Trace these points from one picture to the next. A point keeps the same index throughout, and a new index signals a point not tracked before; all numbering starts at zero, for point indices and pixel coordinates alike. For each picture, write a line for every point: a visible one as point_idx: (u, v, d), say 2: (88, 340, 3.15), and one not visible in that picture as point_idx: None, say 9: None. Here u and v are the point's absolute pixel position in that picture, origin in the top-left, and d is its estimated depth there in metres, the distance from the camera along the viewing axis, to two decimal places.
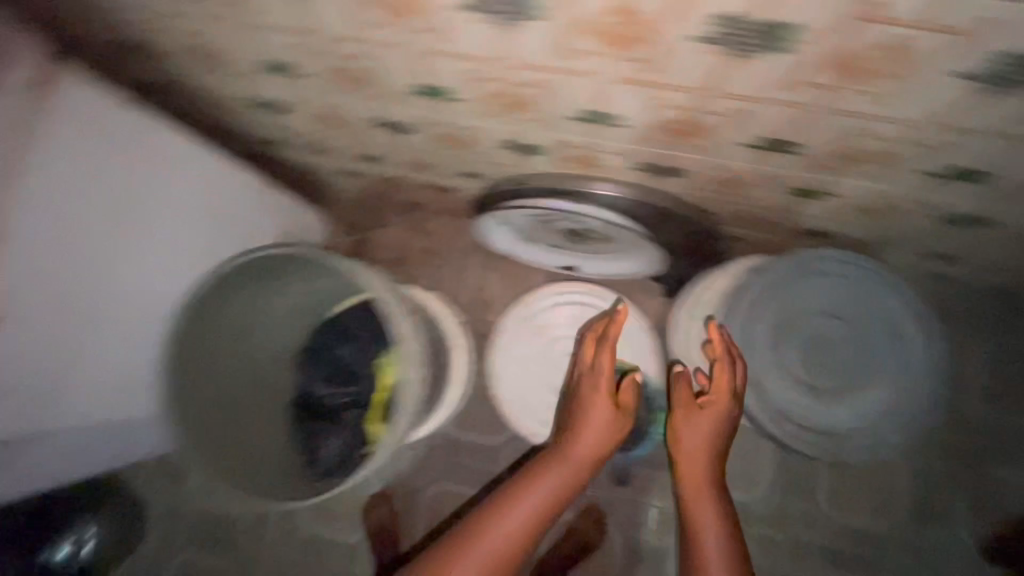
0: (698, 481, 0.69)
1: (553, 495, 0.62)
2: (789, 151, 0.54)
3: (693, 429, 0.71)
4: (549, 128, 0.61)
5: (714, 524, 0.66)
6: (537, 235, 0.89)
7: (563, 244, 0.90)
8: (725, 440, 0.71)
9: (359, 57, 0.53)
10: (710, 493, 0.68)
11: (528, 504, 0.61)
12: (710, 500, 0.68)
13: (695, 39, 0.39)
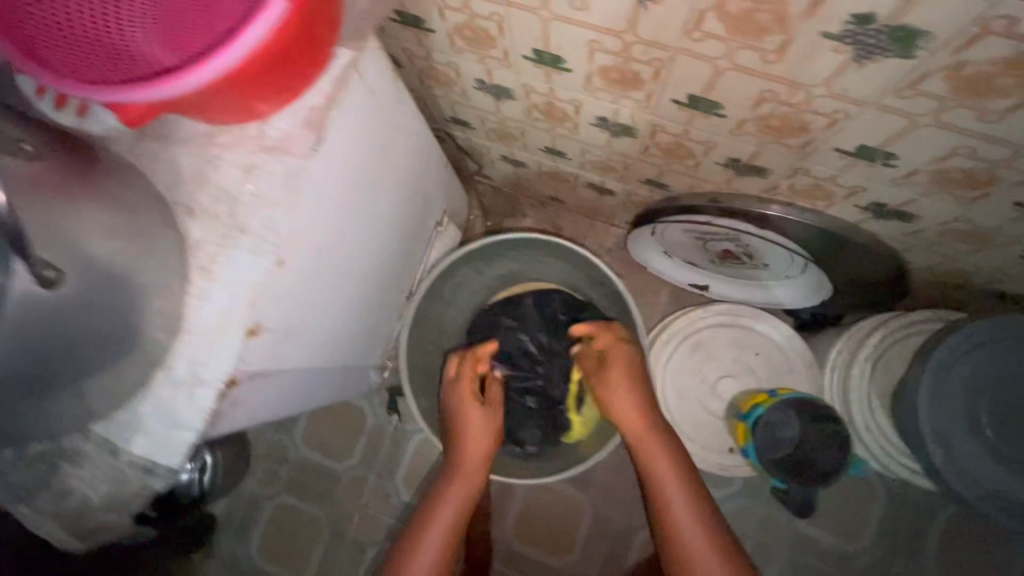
0: (638, 432, 0.71)
1: (468, 491, 0.72)
2: (883, 162, 0.57)
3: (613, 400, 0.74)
4: (649, 110, 0.64)
5: (674, 480, 0.66)
6: (695, 250, 1.04)
7: (715, 259, 1.04)
8: (641, 400, 0.73)
9: (493, 18, 0.57)
10: (656, 440, 0.70)
11: (451, 488, 0.72)
12: (655, 442, 0.69)
13: (829, 37, 0.42)
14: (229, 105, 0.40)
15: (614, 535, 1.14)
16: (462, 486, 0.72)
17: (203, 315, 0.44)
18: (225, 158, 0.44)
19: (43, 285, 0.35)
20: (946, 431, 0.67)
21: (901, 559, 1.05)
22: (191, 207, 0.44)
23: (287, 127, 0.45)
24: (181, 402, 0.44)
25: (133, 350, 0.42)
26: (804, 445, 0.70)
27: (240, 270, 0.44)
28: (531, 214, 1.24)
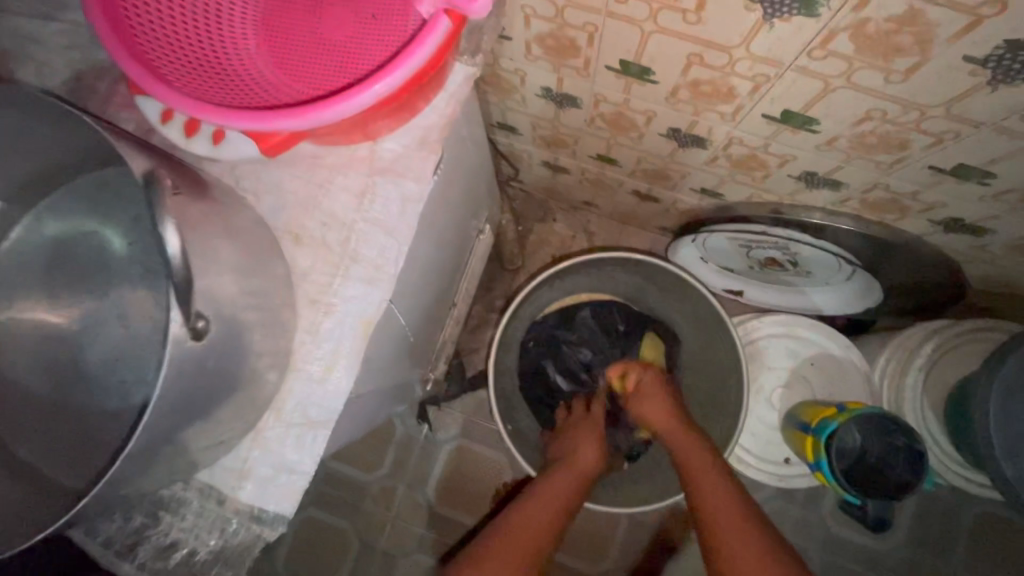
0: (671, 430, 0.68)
1: (563, 492, 0.64)
2: (976, 181, 0.56)
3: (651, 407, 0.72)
4: (730, 123, 0.63)
5: (720, 484, 0.60)
6: (740, 259, 1.03)
7: (761, 268, 1.03)
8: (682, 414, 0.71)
9: (585, 28, 0.55)
10: (698, 445, 0.66)
11: (539, 498, 0.62)
12: (698, 445, 0.66)
13: (970, 61, 0.41)
14: (352, 129, 0.38)
15: (650, 541, 1.14)
16: (550, 495, 0.63)
17: (315, 352, 0.41)
18: (337, 183, 0.41)
19: (193, 337, 0.32)
20: (1014, 444, 0.68)
21: (931, 559, 1.07)
22: (299, 235, 0.41)
23: (402, 147, 0.42)
24: (291, 446, 0.41)
25: (249, 397, 0.38)
26: (870, 455, 0.70)
27: (351, 303, 0.41)
28: (562, 218, 1.22)
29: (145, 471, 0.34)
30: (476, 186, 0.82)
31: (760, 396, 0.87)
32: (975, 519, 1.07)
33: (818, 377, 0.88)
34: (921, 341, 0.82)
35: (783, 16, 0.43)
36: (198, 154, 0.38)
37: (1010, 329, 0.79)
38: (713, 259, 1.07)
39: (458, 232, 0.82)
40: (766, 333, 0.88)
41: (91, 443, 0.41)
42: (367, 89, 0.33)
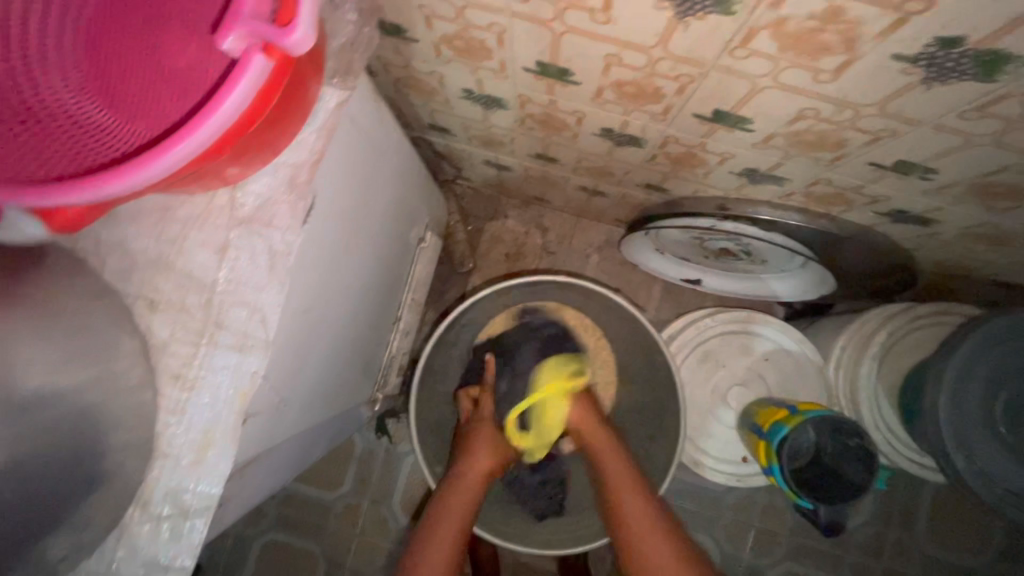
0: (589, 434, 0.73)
1: (473, 497, 0.66)
2: (917, 175, 0.53)
3: (571, 411, 0.75)
4: (661, 122, 0.58)
5: (636, 497, 0.65)
6: (694, 251, 1.00)
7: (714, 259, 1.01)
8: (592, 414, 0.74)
9: (492, 29, 0.49)
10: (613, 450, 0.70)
11: (450, 505, 0.64)
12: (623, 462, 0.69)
13: (901, 59, 0.37)
14: (189, 178, 0.32)
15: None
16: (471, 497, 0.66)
17: (180, 434, 0.36)
18: (192, 239, 0.36)
19: None
20: (963, 429, 0.67)
21: (893, 533, 1.09)
22: (153, 300, 0.36)
23: (267, 191, 0.36)
24: (166, 541, 0.36)
25: (106, 497, 0.33)
26: (824, 455, 0.69)
27: (219, 375, 0.36)
28: (514, 214, 1.16)
29: None
30: (409, 187, 0.76)
31: (717, 395, 0.86)
32: (933, 491, 1.09)
33: (772, 373, 0.87)
34: (874, 331, 0.80)
35: (697, 14, 0.38)
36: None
37: (964, 313, 0.77)
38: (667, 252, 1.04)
39: (396, 239, 0.76)
40: (718, 331, 0.87)
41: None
42: (170, 150, 0.26)
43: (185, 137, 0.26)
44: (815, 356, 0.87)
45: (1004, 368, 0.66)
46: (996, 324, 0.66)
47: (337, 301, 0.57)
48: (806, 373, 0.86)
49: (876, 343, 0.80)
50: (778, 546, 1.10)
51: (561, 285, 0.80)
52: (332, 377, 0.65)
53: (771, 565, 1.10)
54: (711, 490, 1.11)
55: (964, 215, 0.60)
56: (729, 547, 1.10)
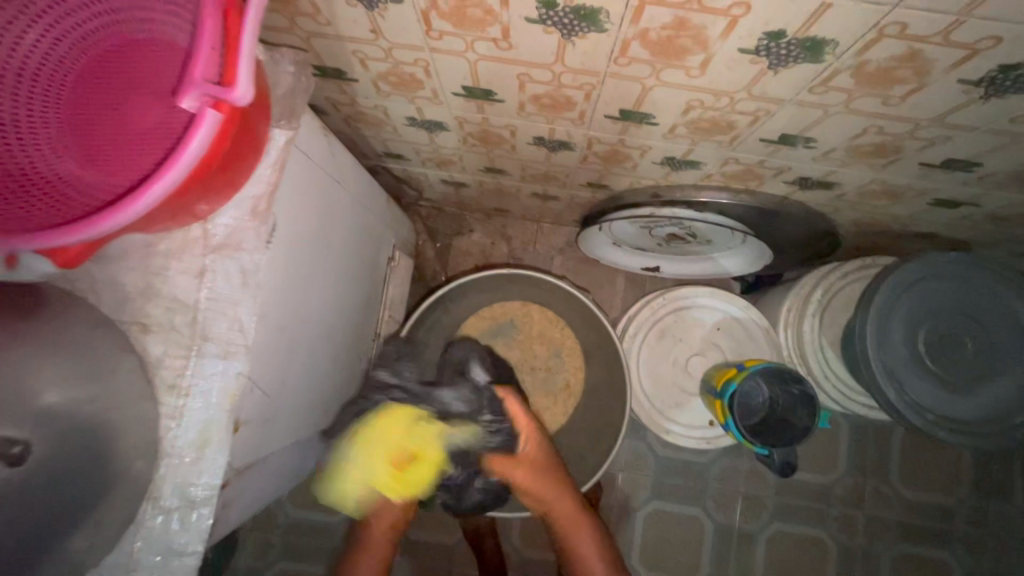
0: (560, 511, 0.72)
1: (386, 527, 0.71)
2: (802, 146, 0.61)
3: (543, 489, 0.72)
4: (583, 126, 0.66)
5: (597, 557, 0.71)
6: (646, 242, 1.08)
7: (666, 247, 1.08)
8: (562, 479, 0.73)
9: (418, 63, 0.57)
10: (584, 521, 0.73)
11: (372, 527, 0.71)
12: (573, 513, 0.72)
13: (746, 52, 0.45)
14: (167, 215, 0.38)
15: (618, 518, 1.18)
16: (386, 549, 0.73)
17: (181, 436, 0.42)
18: (173, 268, 0.42)
19: (9, 464, 0.33)
20: (892, 366, 0.74)
21: (870, 482, 1.15)
22: (145, 324, 0.42)
23: (234, 221, 0.43)
24: (176, 531, 0.41)
25: (117, 496, 0.39)
26: (778, 406, 0.76)
27: (210, 381, 0.42)
28: (479, 227, 1.24)
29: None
30: (373, 211, 0.83)
31: (678, 366, 0.93)
32: (901, 436, 1.16)
33: (727, 341, 0.95)
34: (810, 291, 0.88)
35: (579, 33, 0.46)
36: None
37: (886, 263, 0.85)
38: (622, 245, 1.11)
39: (366, 260, 0.82)
40: (670, 309, 0.95)
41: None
42: (143, 195, 0.32)
43: (154, 184, 0.32)
44: (762, 320, 0.95)
45: (917, 306, 0.74)
46: (907, 268, 0.74)
47: (312, 317, 0.63)
48: (756, 338, 0.94)
49: (815, 303, 0.87)
50: (766, 508, 1.15)
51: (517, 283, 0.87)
52: (317, 391, 0.70)
53: (761, 527, 1.15)
54: (696, 463, 1.16)
55: (858, 175, 0.68)
56: (719, 514, 1.15)
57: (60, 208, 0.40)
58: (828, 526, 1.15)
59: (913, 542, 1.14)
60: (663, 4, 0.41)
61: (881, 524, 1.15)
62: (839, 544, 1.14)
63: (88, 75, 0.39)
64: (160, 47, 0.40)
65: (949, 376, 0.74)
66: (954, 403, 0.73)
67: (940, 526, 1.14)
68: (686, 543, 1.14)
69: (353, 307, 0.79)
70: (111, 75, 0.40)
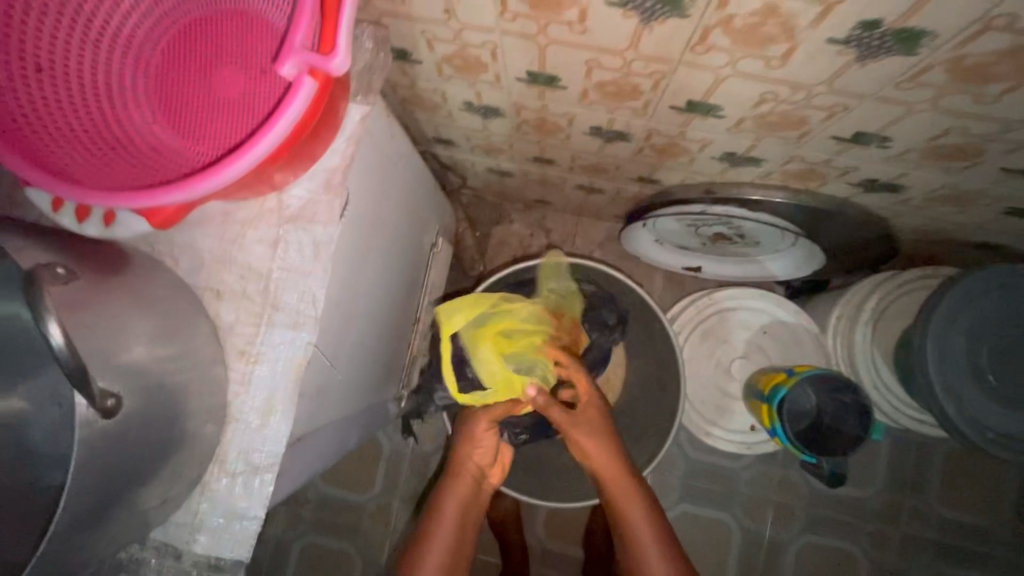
0: (614, 483, 0.66)
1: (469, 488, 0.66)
2: (876, 145, 0.59)
3: (593, 450, 0.66)
4: (644, 116, 0.64)
5: (650, 530, 0.64)
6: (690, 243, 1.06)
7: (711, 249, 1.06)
8: (615, 448, 0.67)
9: (486, 46, 0.56)
10: (634, 497, 0.65)
11: (456, 485, 0.66)
12: (629, 491, 0.65)
13: (834, 43, 0.43)
14: (250, 183, 0.39)
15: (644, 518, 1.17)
16: (473, 502, 0.67)
17: (248, 402, 0.43)
18: (249, 237, 0.43)
19: (104, 416, 0.32)
20: (950, 379, 0.71)
21: (910, 500, 1.11)
22: (219, 290, 0.43)
23: (308, 194, 0.43)
24: (240, 494, 0.42)
25: (189, 455, 0.40)
26: (824, 415, 0.74)
27: (278, 350, 0.43)
28: (518, 218, 1.23)
29: (87, 533, 0.34)
30: (423, 197, 0.84)
31: (722, 369, 0.92)
32: (945, 455, 1.11)
33: (773, 345, 0.93)
34: (864, 297, 0.85)
35: (658, 18, 0.45)
36: (94, 235, 0.40)
37: (948, 274, 0.81)
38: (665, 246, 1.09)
39: (414, 245, 0.83)
40: (716, 312, 0.94)
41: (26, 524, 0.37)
42: (242, 156, 0.33)
43: (251, 147, 0.33)
44: (812, 327, 0.93)
45: (983, 319, 0.71)
46: (976, 278, 0.71)
47: (366, 296, 0.64)
48: (803, 343, 0.92)
49: (869, 311, 0.85)
50: (798, 518, 1.13)
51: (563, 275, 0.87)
52: (365, 369, 0.71)
53: (791, 538, 1.13)
54: (728, 468, 1.14)
55: (929, 178, 0.65)
56: (748, 521, 1.13)
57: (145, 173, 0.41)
58: (861, 543, 1.12)
59: (951, 566, 1.10)
60: None
61: (919, 545, 1.11)
62: (872, 561, 1.11)
63: (179, 43, 0.41)
64: (246, 19, 0.41)
65: (1013, 395, 0.71)
66: (1016, 422, 0.70)
67: (983, 552, 1.09)
68: (713, 549, 1.12)
69: (399, 290, 0.79)
70: (200, 45, 0.41)
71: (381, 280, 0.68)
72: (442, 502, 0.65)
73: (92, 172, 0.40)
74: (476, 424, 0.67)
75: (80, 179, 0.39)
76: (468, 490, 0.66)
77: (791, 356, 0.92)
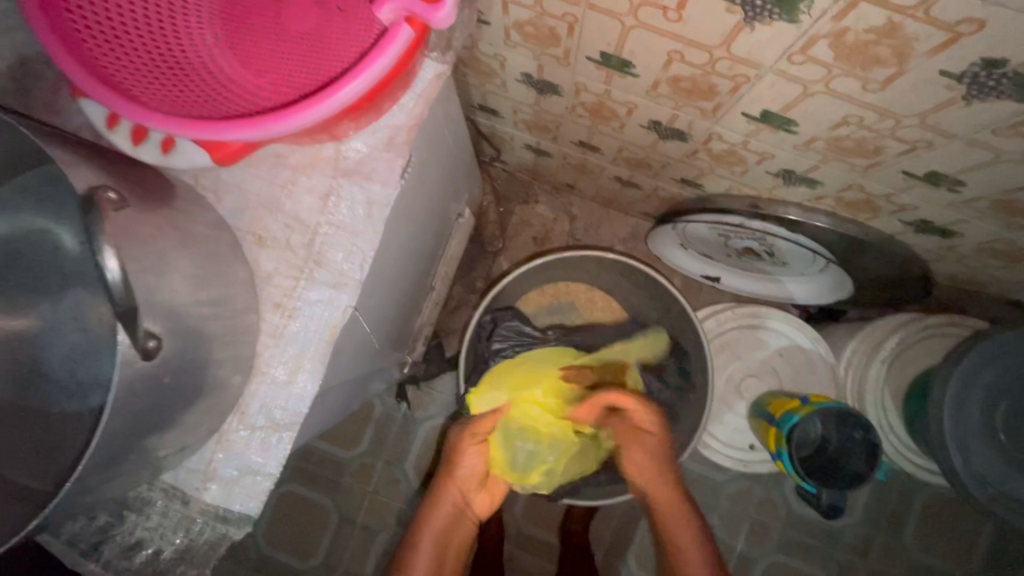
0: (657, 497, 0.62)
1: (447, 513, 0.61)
2: (947, 186, 0.57)
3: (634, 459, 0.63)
4: (711, 119, 0.62)
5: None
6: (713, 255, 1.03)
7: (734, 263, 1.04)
8: (665, 456, 0.63)
9: (565, 18, 0.53)
10: (677, 510, 0.60)
11: (434, 506, 0.61)
12: (677, 510, 0.60)
13: (947, 75, 0.41)
14: (318, 130, 0.37)
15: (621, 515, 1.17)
16: (455, 532, 0.62)
17: (279, 355, 0.41)
18: (300, 185, 0.42)
19: (145, 357, 0.30)
20: (962, 432, 0.71)
21: (883, 535, 1.12)
22: (262, 237, 0.41)
23: (367, 148, 0.42)
24: (256, 449, 0.41)
25: (216, 403, 0.38)
26: (830, 446, 0.75)
27: (316, 307, 0.42)
28: (545, 200, 1.20)
29: (108, 471, 0.32)
30: (462, 165, 0.81)
31: (730, 384, 0.93)
32: (925, 498, 1.12)
33: (785, 366, 0.94)
34: (887, 335, 0.85)
35: (765, 20, 0.42)
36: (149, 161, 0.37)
37: (976, 325, 0.80)
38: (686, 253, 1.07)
39: (446, 214, 0.82)
40: (733, 328, 0.94)
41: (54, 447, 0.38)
42: (326, 100, 0.33)
43: (348, 84, 0.33)
44: (828, 354, 0.92)
45: (1011, 377, 0.70)
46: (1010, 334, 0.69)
47: (399, 260, 0.62)
48: (817, 370, 0.91)
49: (891, 350, 0.84)
50: (772, 537, 1.14)
51: (590, 268, 0.86)
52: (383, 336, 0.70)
53: (762, 554, 1.14)
54: (712, 480, 1.15)
55: (988, 225, 0.63)
56: (722, 533, 1.14)
57: (198, 100, 0.37)
58: (827, 568, 1.13)
59: None
60: (882, 4, 0.37)
61: None
62: None
63: None
64: None
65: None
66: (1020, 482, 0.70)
67: None
68: None
69: (425, 257, 0.78)
70: None
71: (411, 246, 0.66)
72: (419, 535, 0.60)
73: (145, 87, 0.36)
74: (465, 452, 0.63)
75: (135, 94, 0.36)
76: (447, 514, 0.61)
77: (800, 381, 0.92)
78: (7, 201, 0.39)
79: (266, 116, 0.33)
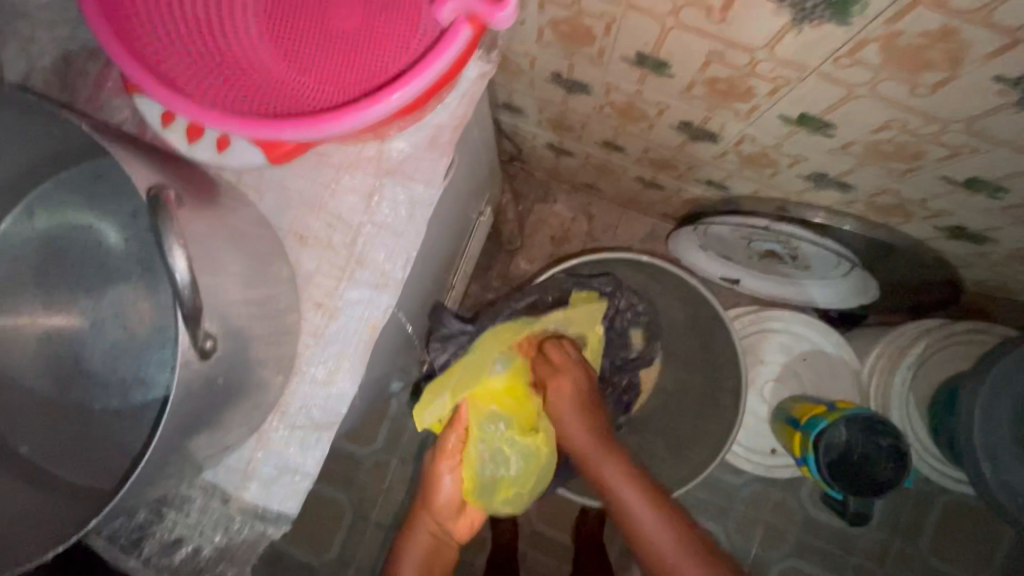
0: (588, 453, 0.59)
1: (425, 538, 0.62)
2: (989, 192, 0.56)
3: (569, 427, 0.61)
4: (744, 121, 0.61)
5: (654, 515, 0.54)
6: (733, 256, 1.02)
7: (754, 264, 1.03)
8: (588, 413, 0.61)
9: (603, 18, 0.52)
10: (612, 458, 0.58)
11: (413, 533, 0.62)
12: (610, 459, 0.58)
13: (1001, 80, 0.40)
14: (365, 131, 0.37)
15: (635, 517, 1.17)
16: (437, 559, 0.62)
17: (318, 355, 0.41)
18: (344, 183, 0.42)
19: (201, 357, 0.31)
20: (993, 441, 0.70)
21: (900, 541, 1.12)
22: (304, 235, 0.42)
23: (410, 148, 0.42)
24: (295, 448, 0.41)
25: (258, 402, 0.38)
26: (856, 453, 0.72)
27: (357, 307, 0.42)
28: (563, 199, 1.19)
29: (160, 469, 0.32)
30: (487, 164, 0.81)
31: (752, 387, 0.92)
32: (944, 506, 1.11)
33: (808, 371, 0.93)
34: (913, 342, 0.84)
35: (813, 22, 0.41)
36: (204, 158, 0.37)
37: (1004, 333, 0.80)
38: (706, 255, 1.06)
39: (469, 213, 0.81)
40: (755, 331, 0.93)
41: (101, 442, 0.38)
42: (382, 100, 0.33)
43: (403, 87, 0.33)
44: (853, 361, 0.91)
45: None
46: None
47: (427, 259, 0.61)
48: (840, 376, 0.90)
49: (918, 357, 0.83)
50: (788, 541, 1.13)
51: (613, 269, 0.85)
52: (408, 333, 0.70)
53: (778, 558, 1.13)
54: (728, 483, 1.14)
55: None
56: (737, 536, 1.14)
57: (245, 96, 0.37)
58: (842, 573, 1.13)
59: None
60: (940, 9, 0.36)
61: None
62: None
63: None
64: None
65: None
66: None
67: None
68: None
69: (447, 256, 0.78)
70: None
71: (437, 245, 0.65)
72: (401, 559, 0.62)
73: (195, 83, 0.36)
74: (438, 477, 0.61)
75: (187, 90, 0.36)
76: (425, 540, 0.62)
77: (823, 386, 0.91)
78: (52, 196, 0.41)
79: (320, 118, 0.33)
